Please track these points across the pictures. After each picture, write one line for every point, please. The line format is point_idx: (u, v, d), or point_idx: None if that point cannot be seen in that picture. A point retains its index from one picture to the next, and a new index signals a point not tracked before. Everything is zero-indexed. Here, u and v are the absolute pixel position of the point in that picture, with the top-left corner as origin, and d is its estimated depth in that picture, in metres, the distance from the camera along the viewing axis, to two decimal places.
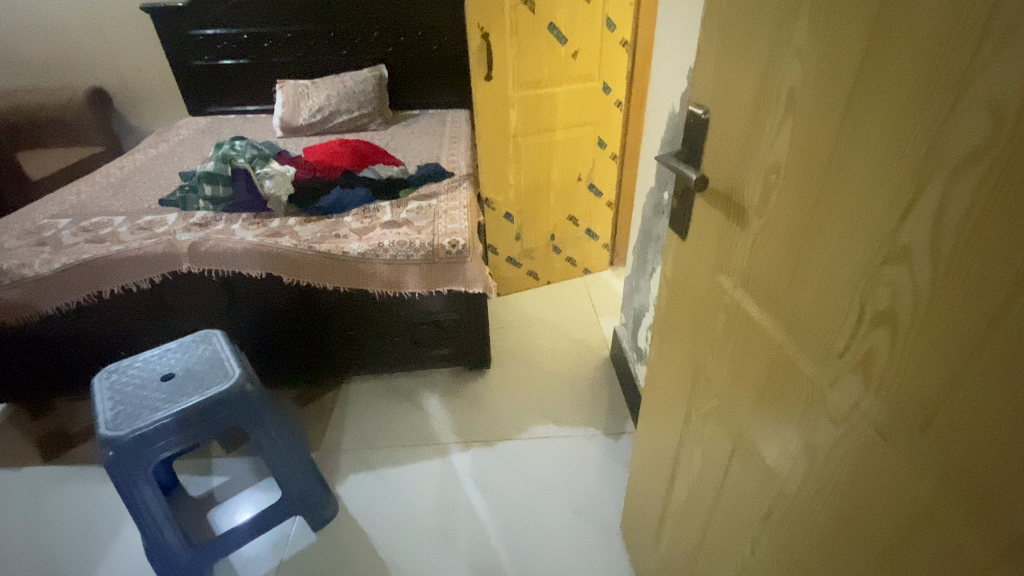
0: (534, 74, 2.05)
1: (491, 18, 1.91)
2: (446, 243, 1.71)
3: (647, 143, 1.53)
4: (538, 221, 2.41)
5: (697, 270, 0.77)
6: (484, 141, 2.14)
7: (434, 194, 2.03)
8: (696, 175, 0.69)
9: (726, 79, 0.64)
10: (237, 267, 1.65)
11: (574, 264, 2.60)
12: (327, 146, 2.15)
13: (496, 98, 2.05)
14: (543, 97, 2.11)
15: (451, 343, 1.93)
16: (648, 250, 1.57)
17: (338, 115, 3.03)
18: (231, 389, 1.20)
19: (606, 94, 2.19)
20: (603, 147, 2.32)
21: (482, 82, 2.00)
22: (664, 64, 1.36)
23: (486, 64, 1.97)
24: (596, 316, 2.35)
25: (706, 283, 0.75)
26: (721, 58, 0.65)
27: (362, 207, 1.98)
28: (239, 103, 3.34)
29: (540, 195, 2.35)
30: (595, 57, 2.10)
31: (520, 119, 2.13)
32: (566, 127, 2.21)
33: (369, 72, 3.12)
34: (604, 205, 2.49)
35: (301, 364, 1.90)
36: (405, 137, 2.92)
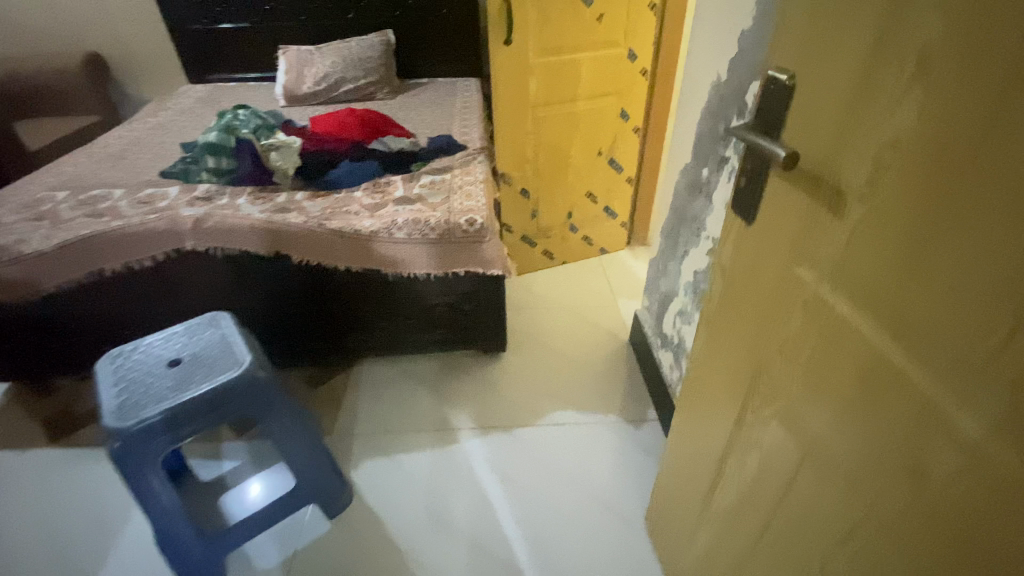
0: (556, 40, 1.91)
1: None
2: (463, 222, 1.63)
3: (681, 116, 1.43)
4: (555, 198, 2.31)
5: (765, 258, 0.69)
6: (501, 113, 2.02)
7: (448, 169, 1.95)
8: (785, 153, 0.59)
9: (822, 38, 0.55)
10: (242, 245, 1.55)
11: (591, 243, 2.50)
12: (335, 116, 2.03)
13: (515, 66, 1.92)
14: (564, 65, 1.97)
15: (465, 325, 1.85)
16: (679, 232, 1.47)
17: (344, 84, 2.89)
18: (242, 376, 1.13)
19: (632, 62, 2.05)
20: (625, 119, 2.19)
21: (500, 48, 1.87)
22: (705, 28, 1.24)
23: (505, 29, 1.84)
24: (614, 299, 2.28)
25: (777, 274, 0.67)
26: (816, 14, 0.55)
27: (372, 181, 1.89)
28: (240, 70, 3.20)
29: (557, 172, 2.24)
30: (621, 21, 1.95)
31: (539, 88, 2.00)
32: (588, 98, 2.08)
33: (375, 38, 2.97)
34: (625, 181, 2.38)
35: (311, 346, 1.83)
36: (415, 107, 2.79)
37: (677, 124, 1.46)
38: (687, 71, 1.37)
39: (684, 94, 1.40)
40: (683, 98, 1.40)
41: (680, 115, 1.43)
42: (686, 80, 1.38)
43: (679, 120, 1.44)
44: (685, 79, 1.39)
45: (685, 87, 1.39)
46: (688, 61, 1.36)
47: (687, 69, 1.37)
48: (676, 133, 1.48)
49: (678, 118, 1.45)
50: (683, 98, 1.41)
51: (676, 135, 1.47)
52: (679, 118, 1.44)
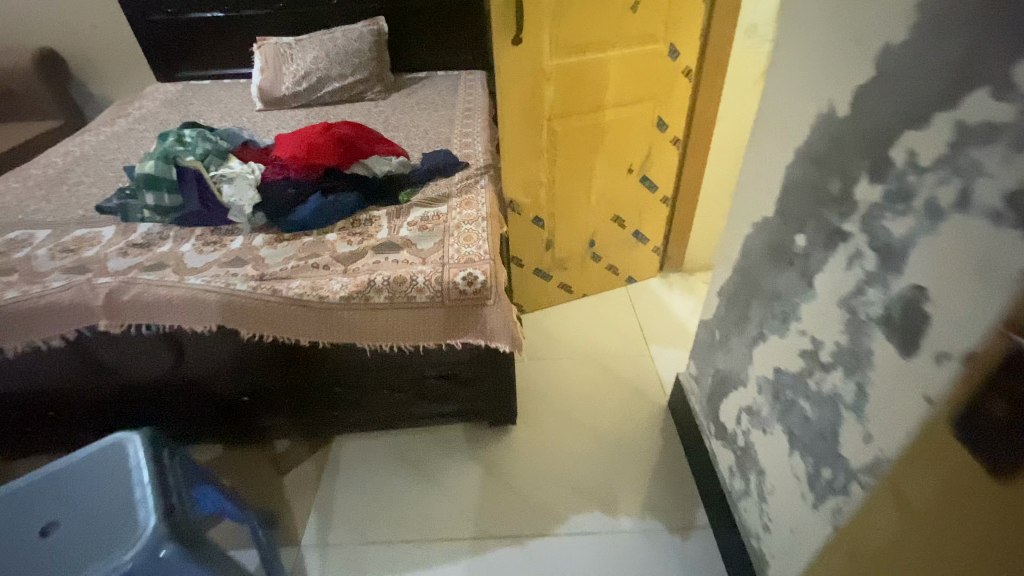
0: (578, 36, 1.48)
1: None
2: (460, 280, 1.26)
3: (753, 150, 1.04)
4: (576, 225, 1.92)
5: None
6: (508, 129, 1.60)
7: (444, 198, 1.60)
8: None
9: None
10: (176, 320, 1.22)
11: (616, 271, 2.14)
12: (303, 134, 1.62)
13: (525, 70, 1.49)
14: (589, 69, 1.55)
15: (465, 399, 1.50)
16: (749, 304, 1.10)
17: (329, 83, 2.49)
18: (135, 560, 0.79)
19: (672, 60, 1.64)
20: (662, 130, 1.79)
21: (506, 49, 1.44)
22: (803, 30, 0.84)
23: (513, 25, 1.40)
24: (645, 345, 1.93)
25: None
26: None
27: (350, 217, 1.53)
28: (213, 66, 2.81)
29: (578, 195, 1.84)
30: (661, 10, 1.53)
31: (557, 97, 1.57)
32: (617, 106, 1.67)
33: (364, 27, 2.56)
34: (659, 202, 2.00)
35: (279, 423, 1.50)
36: (409, 109, 2.40)
37: (747, 160, 1.07)
38: (767, 90, 0.97)
39: (761, 119, 1.00)
40: (759, 126, 1.01)
41: (753, 148, 1.04)
42: (763, 101, 0.98)
43: (750, 155, 1.05)
44: (762, 100, 0.99)
45: (761, 110, 1.00)
46: (768, 75, 0.96)
47: (766, 86, 0.97)
48: (743, 170, 1.10)
49: (748, 151, 1.06)
50: (758, 126, 1.01)
51: (744, 173, 1.09)
52: (749, 151, 1.06)
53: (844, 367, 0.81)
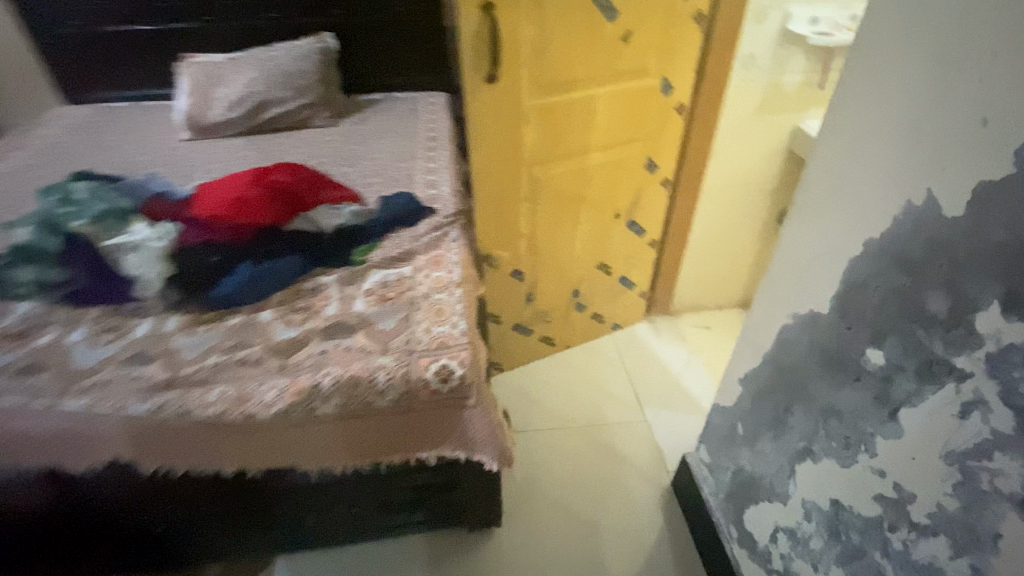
0: (564, 71, 1.26)
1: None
2: (431, 377, 1.01)
3: (795, 226, 0.84)
4: (558, 276, 1.70)
5: None
6: (482, 176, 1.37)
7: (408, 258, 1.34)
8: None
9: None
10: (72, 452, 1.01)
11: (602, 320, 1.94)
12: (231, 184, 1.34)
13: (500, 110, 1.26)
14: (575, 108, 1.33)
15: (441, 508, 1.25)
16: (789, 408, 0.91)
17: (270, 108, 2.19)
18: None
19: (665, 95, 1.45)
20: (652, 171, 1.60)
21: (478, 86, 1.21)
22: (882, 94, 0.65)
23: (486, 58, 1.17)
24: (638, 408, 1.73)
25: None
26: None
27: (291, 287, 1.25)
28: (133, 86, 2.45)
29: (561, 245, 1.62)
30: (655, 41, 1.33)
31: (539, 141, 1.35)
32: (604, 147, 1.46)
33: (309, 45, 2.28)
34: (647, 245, 1.82)
35: (213, 548, 1.23)
36: (364, 139, 2.13)
37: (784, 236, 0.88)
38: (816, 157, 0.78)
39: (807, 193, 0.81)
40: (803, 199, 0.82)
41: (794, 224, 0.85)
42: (810, 171, 0.79)
43: (790, 230, 0.86)
44: (809, 169, 0.79)
45: (806, 180, 0.80)
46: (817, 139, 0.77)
47: (814, 153, 0.78)
48: (778, 245, 0.90)
49: (787, 226, 0.87)
50: (802, 199, 0.82)
51: (779, 249, 0.90)
52: (788, 225, 0.87)
53: (951, 539, 0.62)
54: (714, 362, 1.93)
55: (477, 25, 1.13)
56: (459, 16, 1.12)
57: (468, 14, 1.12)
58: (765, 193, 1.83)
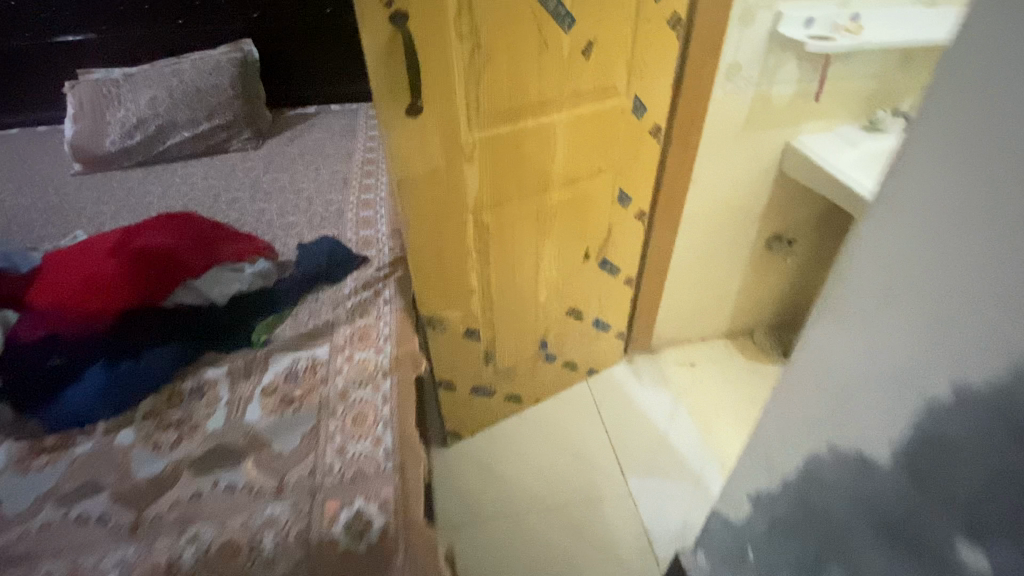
0: (512, 97, 0.99)
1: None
2: (342, 532, 0.76)
3: (827, 325, 0.61)
4: (521, 331, 1.43)
5: None
6: (415, 230, 1.07)
7: (325, 336, 1.08)
8: None
9: None
10: None
11: (575, 368, 1.69)
12: (82, 254, 1.03)
13: (431, 151, 0.96)
14: (529, 140, 1.06)
15: None
16: (824, 563, 0.68)
17: (175, 132, 1.85)
18: None
19: (637, 117, 1.19)
20: (625, 204, 1.35)
21: (398, 121, 0.90)
22: (992, 175, 0.42)
23: (404, 86, 0.86)
24: (621, 477, 1.49)
25: None
26: None
27: (166, 390, 0.96)
28: (14, 108, 2.07)
29: (522, 297, 1.35)
30: (624, 54, 1.07)
31: (487, 183, 1.07)
32: (567, 182, 1.20)
33: (223, 55, 1.94)
34: (623, 284, 1.57)
35: None
36: (291, 164, 1.82)
37: (809, 333, 0.65)
38: (864, 239, 0.55)
39: (847, 285, 0.58)
40: (842, 291, 0.58)
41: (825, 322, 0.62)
42: (854, 257, 0.56)
43: (818, 328, 0.63)
44: (851, 254, 0.56)
45: (845, 267, 0.57)
46: (867, 214, 0.54)
47: (860, 234, 0.55)
48: (800, 340, 0.67)
49: (813, 321, 0.64)
50: (838, 291, 0.59)
51: (802, 347, 0.67)
52: (816, 319, 0.63)
53: None
54: (703, 410, 1.69)
55: (388, 43, 0.81)
56: (360, 31, 0.79)
57: (375, 28, 0.79)
58: (752, 216, 1.61)
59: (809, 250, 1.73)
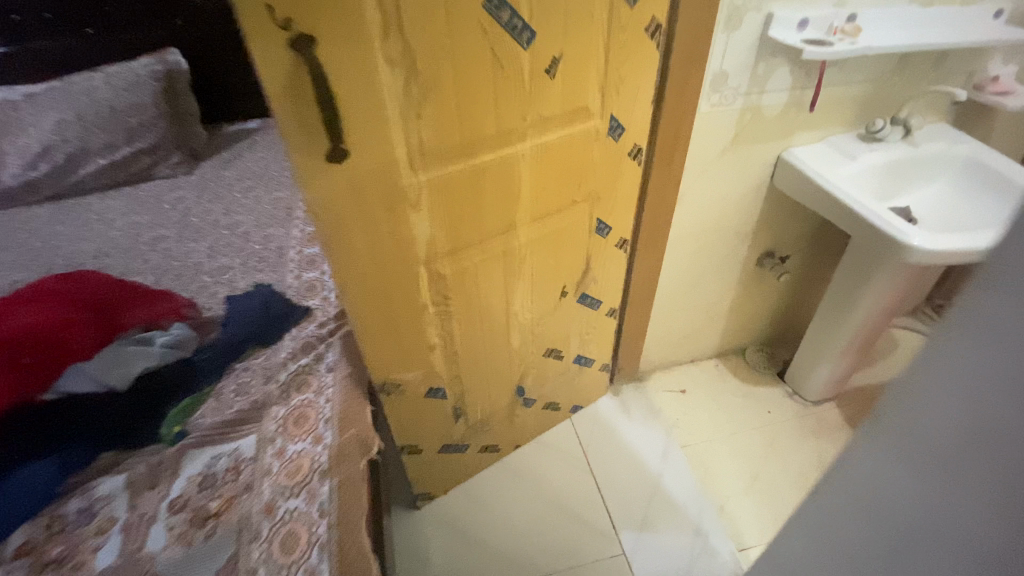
0: (464, 130, 0.81)
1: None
2: None
3: (873, 453, 0.46)
4: (495, 381, 1.26)
5: None
6: (356, 294, 0.88)
7: (253, 424, 0.89)
8: None
9: None
10: None
11: (557, 408, 1.53)
12: None
13: (366, 201, 0.78)
14: (488, 177, 0.89)
15: None
16: None
17: (88, 160, 1.63)
18: None
19: (615, 140, 1.03)
20: (604, 234, 1.19)
21: (318, 170, 0.71)
22: None
23: (320, 127, 0.67)
24: (614, 533, 1.36)
25: None
26: None
27: (42, 516, 0.76)
28: None
29: (494, 346, 1.18)
30: (597, 70, 0.90)
31: (442, 231, 0.90)
32: (538, 219, 1.03)
33: (143, 65, 1.67)
34: (605, 316, 1.41)
35: None
36: (227, 191, 1.61)
37: (851, 453, 0.49)
38: (934, 361, 0.39)
39: (910, 412, 0.41)
40: (901, 417, 0.42)
41: (869, 445, 0.46)
42: (921, 382, 0.40)
43: (863, 451, 0.47)
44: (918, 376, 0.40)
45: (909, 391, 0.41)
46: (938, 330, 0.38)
47: (932, 353, 0.39)
48: (833, 461, 0.52)
49: (857, 439, 0.48)
50: (892, 411, 0.43)
51: (835, 471, 0.52)
52: (857, 442, 0.49)
53: None
54: (697, 446, 1.57)
55: (292, 75, 0.62)
56: (251, 61, 0.59)
57: (271, 55, 0.60)
58: (741, 235, 1.47)
59: (801, 266, 1.60)
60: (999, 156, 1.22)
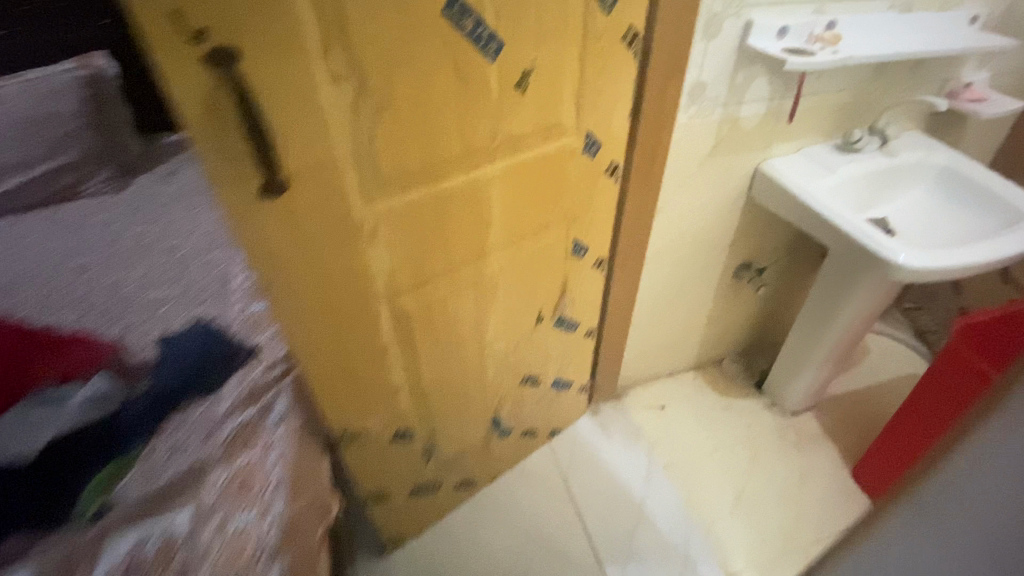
0: (426, 154, 0.71)
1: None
2: None
3: (921, 541, 0.43)
4: (469, 416, 1.16)
5: None
6: (306, 343, 0.76)
7: (185, 496, 0.76)
8: None
9: None
10: None
11: (535, 435, 1.45)
12: None
13: (312, 239, 0.67)
14: (455, 203, 0.79)
15: None
16: None
17: (5, 177, 1.47)
18: None
19: (591, 157, 0.96)
20: (581, 255, 1.12)
21: (251, 207, 0.60)
22: None
23: (249, 157, 0.56)
24: (599, 567, 1.30)
25: None
26: None
27: None
28: None
29: (467, 380, 1.09)
30: (572, 84, 0.82)
31: (405, 265, 0.80)
32: (511, 244, 0.95)
33: (66, 70, 1.48)
34: (583, 338, 1.34)
35: None
36: (164, 209, 1.45)
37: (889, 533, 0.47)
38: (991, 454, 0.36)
39: (967, 504, 0.39)
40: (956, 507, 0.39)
41: (902, 529, 0.45)
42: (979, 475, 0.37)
43: (908, 535, 0.45)
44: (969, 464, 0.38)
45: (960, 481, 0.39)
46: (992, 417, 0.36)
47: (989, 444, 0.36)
48: (866, 533, 0.50)
49: (896, 521, 0.46)
50: (938, 499, 0.41)
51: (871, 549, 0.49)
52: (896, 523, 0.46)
53: None
54: (680, 465, 1.52)
55: (208, 96, 0.50)
56: (158, 80, 0.48)
57: (178, 72, 0.48)
58: (719, 248, 1.42)
59: (778, 276, 1.58)
60: (974, 165, 1.21)
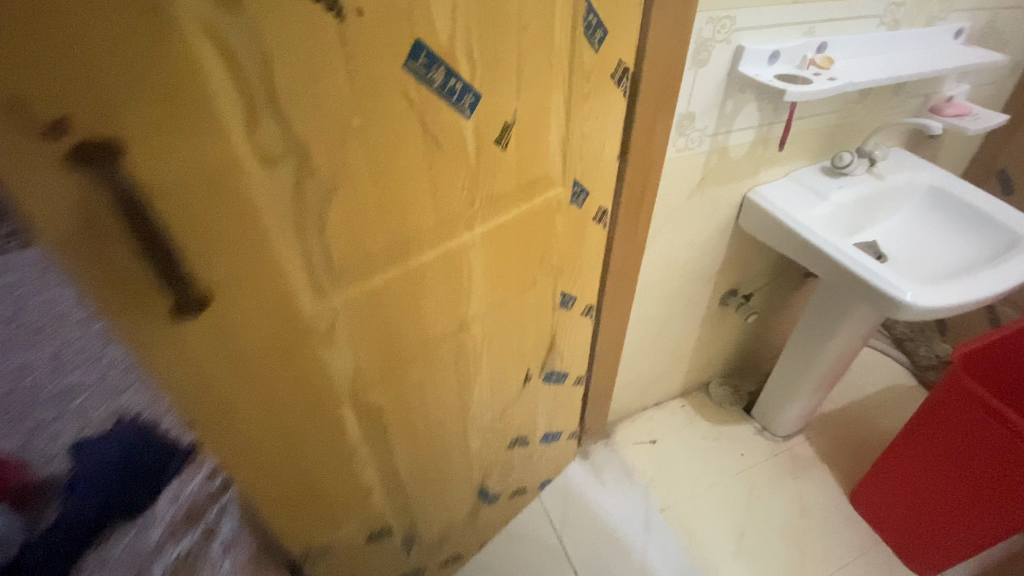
0: (393, 230, 0.58)
1: (89, 47, 0.32)
2: None
3: None
4: (455, 492, 1.03)
5: None
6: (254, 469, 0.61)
7: None
8: None
9: None
10: None
11: (525, 491, 1.33)
12: None
13: (252, 354, 0.52)
14: (429, 278, 0.67)
15: None
16: None
17: None
18: None
19: (579, 205, 0.85)
20: (569, 306, 1.01)
21: (161, 334, 0.43)
22: None
23: (153, 274, 0.40)
24: None
25: None
26: None
27: None
28: None
29: (451, 457, 0.96)
30: (560, 130, 0.71)
31: (370, 357, 0.66)
32: (494, 310, 0.82)
33: None
34: (572, 386, 1.23)
35: None
36: None
37: None
38: None
39: None
40: None
41: None
42: None
43: None
44: None
45: None
46: None
47: None
48: None
49: None
50: None
51: None
52: None
53: None
54: (677, 505, 1.44)
55: (81, 211, 0.34)
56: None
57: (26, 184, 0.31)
58: (707, 278, 1.35)
59: (764, 300, 1.52)
60: (963, 185, 1.19)
